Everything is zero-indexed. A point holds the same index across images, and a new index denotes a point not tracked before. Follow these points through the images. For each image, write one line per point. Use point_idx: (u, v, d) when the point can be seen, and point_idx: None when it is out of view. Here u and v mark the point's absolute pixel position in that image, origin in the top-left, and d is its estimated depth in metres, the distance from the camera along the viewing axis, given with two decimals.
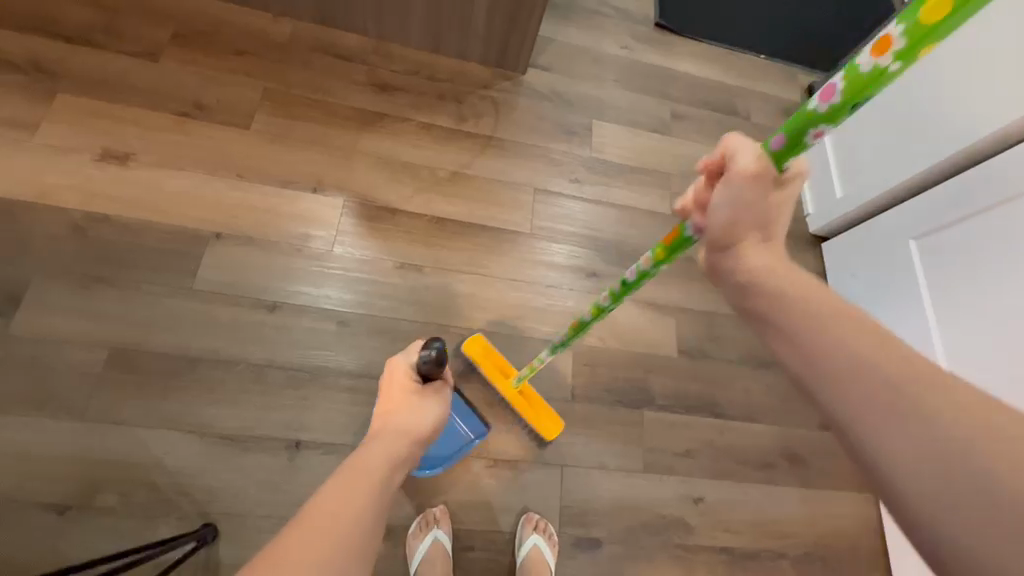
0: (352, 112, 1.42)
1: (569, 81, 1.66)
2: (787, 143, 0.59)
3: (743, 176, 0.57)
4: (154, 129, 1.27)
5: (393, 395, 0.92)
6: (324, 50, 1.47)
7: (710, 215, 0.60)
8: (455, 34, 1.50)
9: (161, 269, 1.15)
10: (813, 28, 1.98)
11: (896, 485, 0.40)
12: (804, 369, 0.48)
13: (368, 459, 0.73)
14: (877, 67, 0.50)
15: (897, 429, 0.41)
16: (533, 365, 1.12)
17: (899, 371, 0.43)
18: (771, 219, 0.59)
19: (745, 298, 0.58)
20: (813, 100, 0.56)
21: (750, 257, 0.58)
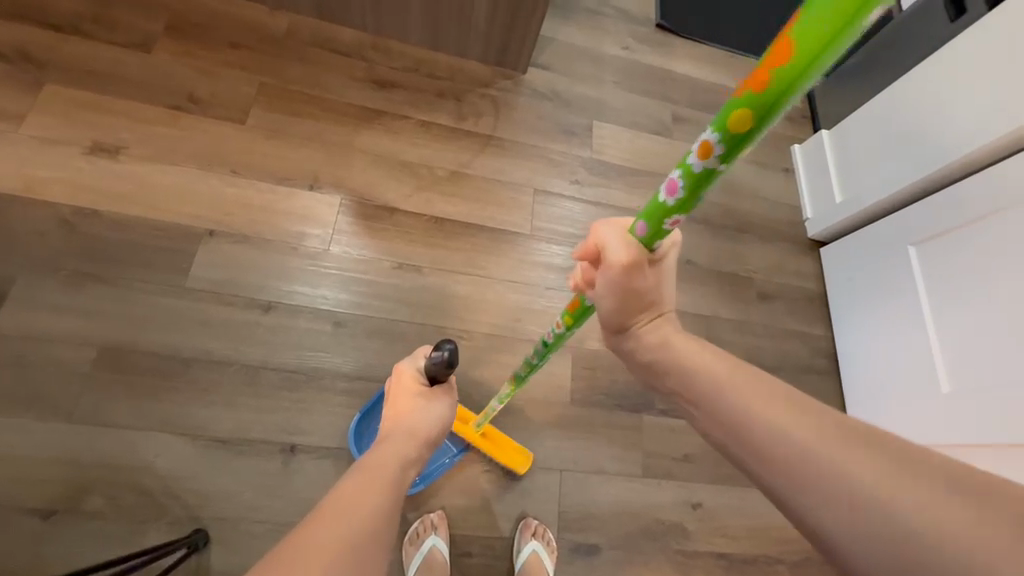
0: (349, 109, 1.40)
1: (569, 81, 1.65)
2: (651, 232, 0.56)
3: (615, 266, 0.56)
4: (146, 122, 1.23)
5: (400, 400, 0.90)
6: (322, 45, 1.45)
7: (598, 298, 0.59)
8: (455, 31, 1.48)
9: (152, 267, 1.12)
10: None
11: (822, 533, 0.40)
12: (719, 427, 0.50)
13: (373, 462, 0.71)
14: (707, 167, 0.48)
15: (807, 477, 0.42)
16: (487, 411, 1.08)
17: (795, 420, 0.45)
18: (656, 299, 0.59)
19: (654, 380, 0.60)
20: (660, 192, 0.53)
21: (647, 335, 0.59)
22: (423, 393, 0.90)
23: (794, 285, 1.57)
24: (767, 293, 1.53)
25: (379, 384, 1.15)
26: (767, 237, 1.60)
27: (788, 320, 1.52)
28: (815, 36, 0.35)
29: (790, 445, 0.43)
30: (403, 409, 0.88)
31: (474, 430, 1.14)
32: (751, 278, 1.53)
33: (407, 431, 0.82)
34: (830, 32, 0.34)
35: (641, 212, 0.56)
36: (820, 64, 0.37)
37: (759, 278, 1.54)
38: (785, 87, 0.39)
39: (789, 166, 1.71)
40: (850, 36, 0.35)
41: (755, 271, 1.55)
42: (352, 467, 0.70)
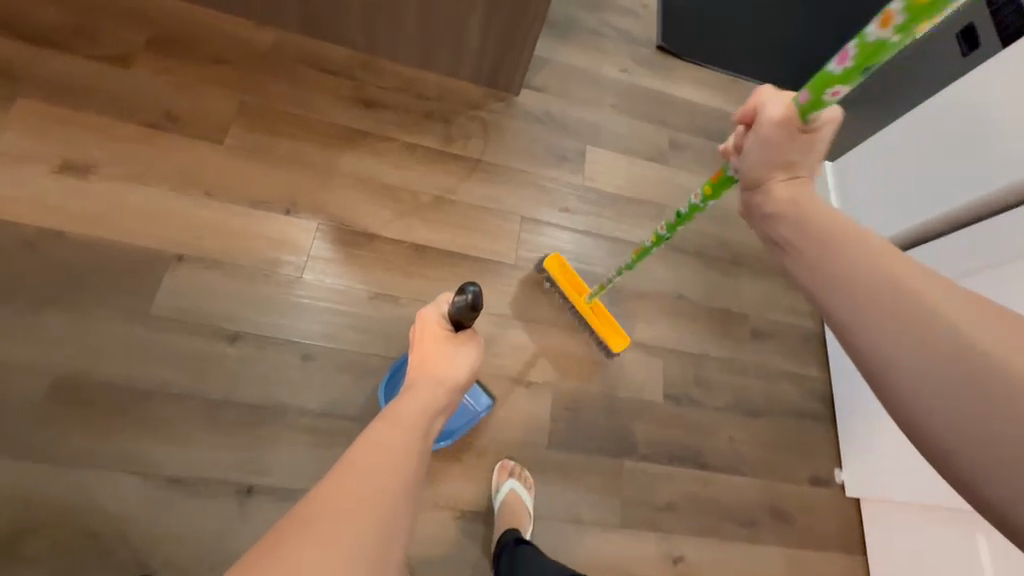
0: (333, 129, 1.35)
1: (564, 103, 1.59)
2: (811, 101, 0.60)
3: (767, 122, 0.62)
4: (120, 140, 1.19)
5: (428, 346, 0.87)
6: (309, 62, 1.40)
7: (743, 156, 0.66)
8: (447, 51, 1.43)
9: (115, 293, 1.07)
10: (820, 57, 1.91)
11: (925, 420, 0.44)
12: (854, 305, 0.49)
13: (396, 412, 0.70)
14: (882, 36, 0.54)
15: (944, 368, 0.43)
16: (608, 281, 1.22)
17: (950, 308, 0.45)
18: (799, 158, 0.63)
19: (771, 232, 0.62)
20: (830, 63, 0.61)
21: (778, 193, 0.62)
22: (450, 339, 0.88)
23: (791, 323, 1.50)
24: (762, 332, 1.47)
25: (347, 423, 1.10)
26: (764, 272, 1.53)
27: (784, 361, 1.45)
28: None
29: (946, 334, 0.44)
30: (429, 358, 0.84)
31: (587, 298, 1.27)
32: (746, 315, 1.47)
33: (434, 378, 0.79)
34: None
35: (809, 82, 0.61)
36: None
37: (754, 316, 1.48)
38: None
39: None
40: None
41: (751, 308, 1.48)
42: (375, 416, 0.69)
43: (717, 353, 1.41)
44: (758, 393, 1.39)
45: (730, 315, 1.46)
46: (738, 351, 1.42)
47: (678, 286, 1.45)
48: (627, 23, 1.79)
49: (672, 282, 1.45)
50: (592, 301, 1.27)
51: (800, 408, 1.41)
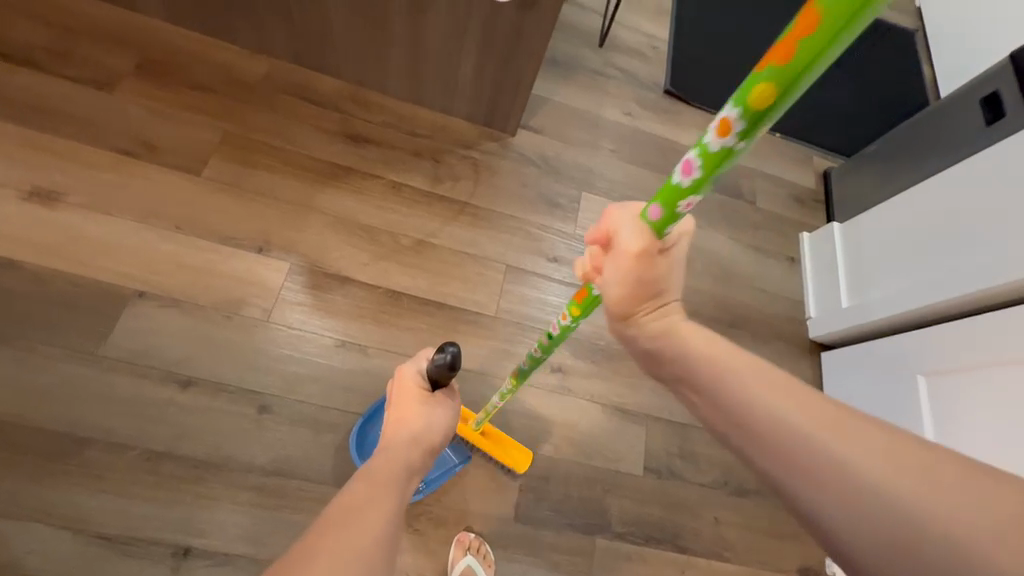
0: (316, 164, 1.31)
1: (560, 145, 1.54)
2: (664, 217, 0.58)
3: (626, 256, 0.56)
4: (91, 168, 1.15)
5: (404, 404, 0.79)
6: (297, 93, 1.37)
7: (604, 285, 0.59)
8: (440, 90, 1.38)
9: (64, 330, 1.02)
10: (831, 111, 1.88)
11: (825, 527, 0.43)
12: (736, 430, 0.50)
13: (374, 474, 0.64)
14: (724, 145, 0.50)
15: (822, 478, 0.43)
16: (487, 407, 1.05)
17: (817, 424, 0.45)
18: (663, 288, 0.58)
19: (656, 366, 0.60)
20: (675, 174, 0.56)
21: (651, 327, 0.58)
22: (425, 398, 0.80)
23: None
24: None
25: (297, 483, 1.03)
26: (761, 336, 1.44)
27: None
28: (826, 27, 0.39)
29: (818, 446, 0.44)
30: (406, 417, 0.77)
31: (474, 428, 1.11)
32: None
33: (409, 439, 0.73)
34: (833, 26, 0.39)
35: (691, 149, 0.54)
36: (829, 54, 0.41)
37: None
38: (807, 62, 0.41)
39: (795, 255, 1.62)
40: (848, 36, 0.39)
41: None
42: (353, 476, 0.64)
43: None
44: (747, 470, 1.29)
45: None
46: None
47: None
48: (634, 65, 1.74)
49: None
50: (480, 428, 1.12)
51: None
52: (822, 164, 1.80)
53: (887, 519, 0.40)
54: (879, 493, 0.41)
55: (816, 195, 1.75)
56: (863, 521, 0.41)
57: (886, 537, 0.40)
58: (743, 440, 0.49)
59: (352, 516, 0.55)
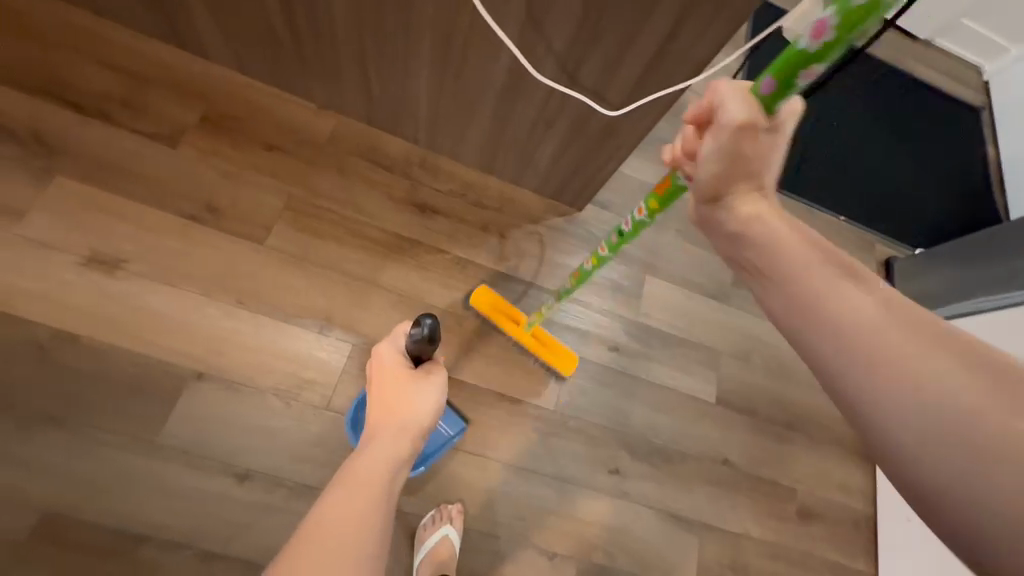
0: (380, 236, 1.26)
1: (626, 222, 1.49)
2: (778, 87, 0.55)
3: (728, 129, 0.52)
4: (155, 233, 1.12)
5: (393, 390, 0.79)
6: (364, 156, 1.31)
7: (699, 165, 0.57)
8: (513, 164, 1.33)
9: (123, 413, 1.01)
10: (896, 196, 1.83)
11: (876, 428, 0.43)
12: (797, 332, 0.49)
13: (357, 467, 0.67)
14: (864, 2, 0.46)
15: (877, 393, 0.43)
16: (542, 312, 1.16)
17: (873, 324, 0.45)
18: (761, 169, 0.56)
19: (736, 253, 0.58)
20: (801, 39, 0.52)
21: (742, 209, 0.56)
22: (409, 377, 0.81)
23: (842, 503, 1.37)
24: (809, 511, 1.34)
25: None
26: (819, 441, 1.40)
27: (828, 549, 1.32)
28: None
29: (887, 350, 0.43)
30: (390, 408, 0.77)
31: (525, 329, 1.23)
32: (793, 490, 1.34)
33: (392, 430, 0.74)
34: None
35: (773, 64, 0.55)
36: None
37: (801, 491, 1.35)
38: None
39: None
40: None
41: (799, 481, 1.35)
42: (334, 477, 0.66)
43: (757, 533, 1.29)
44: None
45: (777, 490, 1.33)
46: (780, 533, 1.30)
47: (724, 448, 1.33)
48: None
49: (718, 444, 1.33)
50: (530, 329, 1.23)
51: None
52: (885, 251, 1.75)
53: (943, 426, 0.40)
54: (949, 400, 0.40)
55: None
56: (924, 422, 0.40)
57: (943, 434, 0.40)
58: (798, 327, 0.49)
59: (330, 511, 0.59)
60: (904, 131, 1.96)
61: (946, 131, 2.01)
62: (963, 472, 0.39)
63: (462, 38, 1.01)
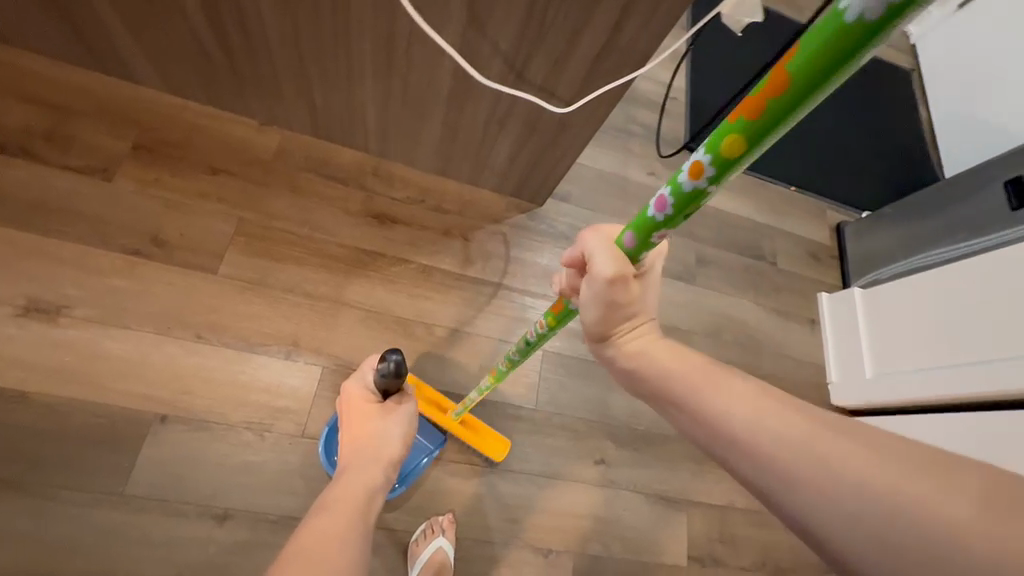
0: (340, 252, 1.23)
1: (588, 213, 1.50)
2: (643, 236, 0.55)
3: (600, 278, 0.55)
4: (98, 273, 1.06)
5: (357, 420, 0.83)
6: (316, 170, 1.27)
7: (582, 306, 0.58)
8: (470, 166, 1.31)
9: (85, 467, 0.95)
10: (843, 162, 1.91)
11: (764, 486, 0.42)
12: (693, 429, 0.49)
13: (335, 492, 0.69)
14: (696, 188, 0.48)
15: (770, 458, 0.42)
16: (468, 402, 1.08)
17: (714, 383, 0.49)
18: (641, 307, 0.58)
19: (635, 383, 0.57)
20: (648, 207, 0.54)
21: (629, 347, 0.57)
22: (375, 412, 0.84)
23: None
24: None
25: None
26: None
27: None
28: (812, 64, 0.35)
29: (764, 429, 0.43)
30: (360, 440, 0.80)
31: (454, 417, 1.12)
32: None
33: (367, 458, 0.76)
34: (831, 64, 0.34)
35: (631, 224, 0.56)
36: (821, 92, 0.36)
37: None
38: (790, 107, 0.37)
39: (814, 317, 1.65)
40: (847, 72, 0.35)
41: None
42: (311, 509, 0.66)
43: (741, 503, 1.33)
44: (780, 549, 1.33)
45: None
46: (762, 501, 1.35)
47: None
48: (656, 120, 1.69)
49: None
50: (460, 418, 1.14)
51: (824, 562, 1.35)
52: (835, 217, 1.82)
53: (818, 483, 0.38)
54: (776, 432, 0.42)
55: (831, 251, 1.77)
56: (767, 457, 0.42)
57: (787, 464, 0.40)
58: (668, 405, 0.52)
59: (309, 531, 0.61)
60: (844, 99, 2.03)
61: (882, 96, 2.10)
62: (815, 484, 0.38)
63: (404, 41, 0.98)
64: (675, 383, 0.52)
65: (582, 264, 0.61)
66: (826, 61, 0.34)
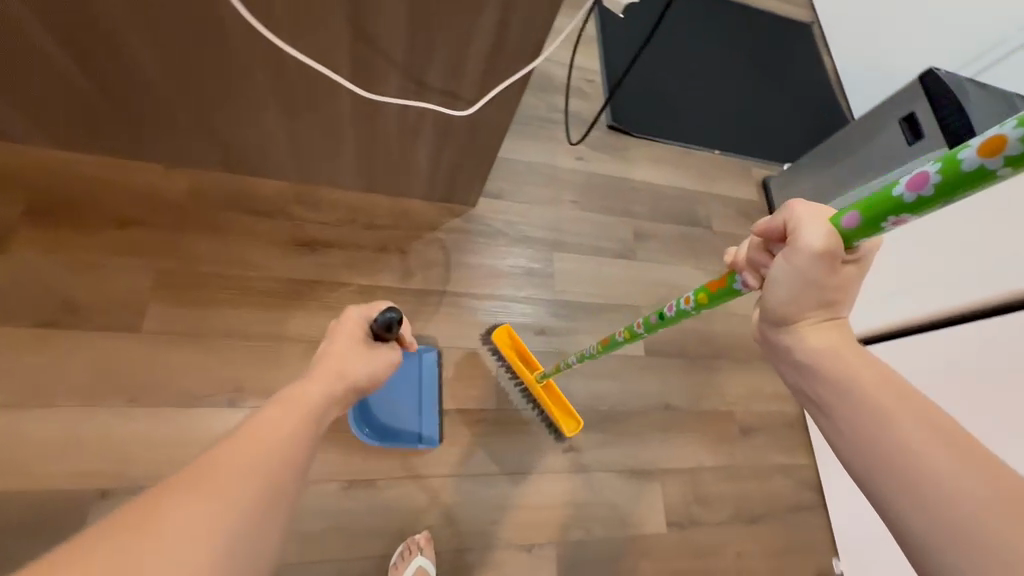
0: (273, 286, 1.19)
1: (523, 206, 1.50)
2: (865, 224, 0.57)
3: (807, 253, 0.59)
4: (9, 351, 0.99)
5: (338, 345, 0.72)
6: (234, 206, 1.22)
7: (772, 284, 0.63)
8: (394, 178, 1.29)
9: (27, 558, 0.90)
10: (761, 119, 1.98)
11: (893, 506, 0.52)
12: (848, 436, 0.57)
13: (291, 403, 0.59)
14: (973, 169, 0.45)
15: (916, 488, 0.50)
16: (558, 364, 1.16)
17: (911, 416, 0.54)
18: (836, 301, 0.62)
19: (799, 377, 0.64)
20: (900, 184, 0.53)
21: (811, 337, 0.62)
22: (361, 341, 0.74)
23: (773, 410, 1.50)
24: (749, 428, 1.46)
25: None
26: (744, 361, 1.53)
27: (773, 454, 1.45)
28: None
29: (926, 467, 0.50)
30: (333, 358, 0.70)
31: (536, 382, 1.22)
32: (732, 412, 1.46)
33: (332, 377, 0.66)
34: None
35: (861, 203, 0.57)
36: None
37: (738, 411, 1.46)
38: None
39: None
40: None
41: (735, 403, 1.47)
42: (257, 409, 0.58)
43: (710, 462, 1.38)
44: (752, 498, 1.39)
45: (717, 416, 1.44)
46: (729, 456, 1.41)
47: (664, 395, 1.41)
48: (576, 104, 1.71)
49: (658, 392, 1.40)
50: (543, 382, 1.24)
51: (794, 502, 1.42)
52: (761, 173, 1.90)
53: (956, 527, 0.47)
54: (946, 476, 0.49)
55: (761, 206, 1.84)
56: (914, 491, 0.50)
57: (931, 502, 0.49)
58: (827, 414, 0.60)
59: (250, 439, 0.52)
60: (753, 59, 2.10)
61: (787, 52, 2.19)
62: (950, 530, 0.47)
63: (294, 62, 0.95)
64: (822, 382, 0.60)
65: (779, 235, 0.66)
66: None
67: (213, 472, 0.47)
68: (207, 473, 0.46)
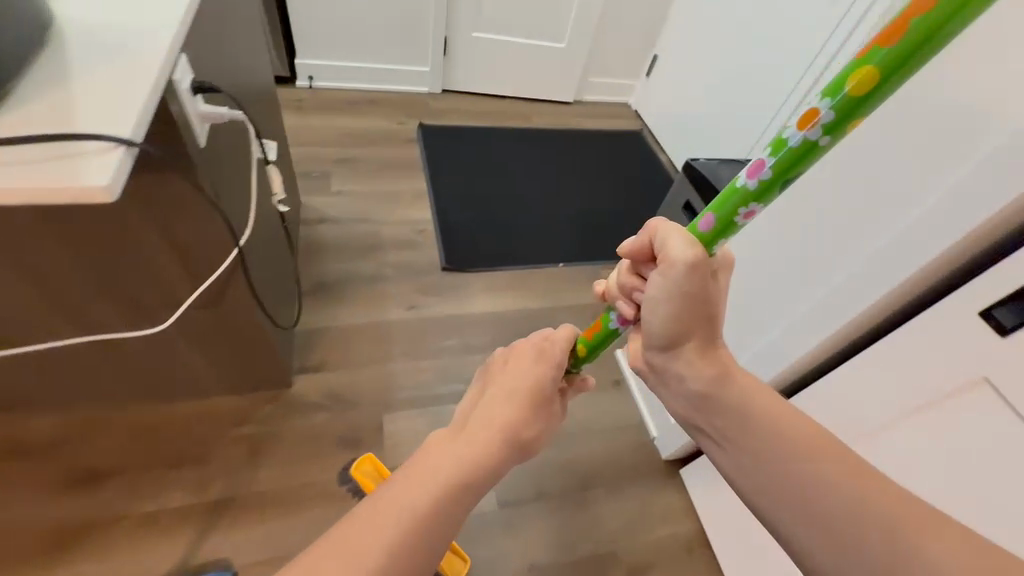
0: (40, 539, 1.10)
1: (350, 371, 1.44)
2: (721, 217, 0.75)
3: (681, 266, 0.75)
4: None
5: (515, 368, 0.99)
6: (16, 457, 1.19)
7: (657, 308, 0.80)
8: (182, 382, 1.26)
9: None
10: (602, 226, 2.08)
11: (758, 501, 0.73)
12: (735, 450, 0.77)
13: (477, 422, 0.90)
14: (801, 141, 0.63)
15: (776, 482, 0.71)
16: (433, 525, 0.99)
17: (780, 422, 0.75)
18: (714, 313, 0.80)
19: (704, 410, 0.80)
20: (747, 172, 0.72)
21: (703, 366, 0.80)
22: (535, 370, 0.99)
23: (662, 535, 1.32)
24: (636, 567, 1.26)
25: None
26: (616, 484, 1.38)
27: None
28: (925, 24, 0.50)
29: (775, 463, 0.72)
30: (512, 396, 0.95)
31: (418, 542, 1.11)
32: (611, 552, 1.27)
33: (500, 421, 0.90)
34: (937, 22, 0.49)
35: (718, 198, 0.75)
36: (920, 54, 0.52)
37: (619, 549, 1.28)
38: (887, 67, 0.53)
39: (619, 376, 1.59)
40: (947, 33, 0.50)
41: (614, 540, 1.29)
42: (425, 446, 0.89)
43: None
44: None
45: (593, 562, 1.25)
46: None
47: (525, 550, 1.24)
48: (408, 255, 1.78)
49: (516, 549, 1.24)
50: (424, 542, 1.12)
51: None
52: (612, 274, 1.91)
53: (805, 500, 0.68)
54: (786, 467, 0.71)
55: None
56: (772, 485, 0.71)
57: (782, 490, 0.70)
58: (715, 435, 0.79)
59: (436, 455, 0.84)
60: (584, 176, 2.29)
61: (617, 164, 2.40)
62: (802, 502, 0.68)
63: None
64: (719, 408, 0.79)
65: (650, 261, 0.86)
66: (926, 26, 0.50)
67: (415, 479, 0.79)
68: (401, 489, 0.77)
